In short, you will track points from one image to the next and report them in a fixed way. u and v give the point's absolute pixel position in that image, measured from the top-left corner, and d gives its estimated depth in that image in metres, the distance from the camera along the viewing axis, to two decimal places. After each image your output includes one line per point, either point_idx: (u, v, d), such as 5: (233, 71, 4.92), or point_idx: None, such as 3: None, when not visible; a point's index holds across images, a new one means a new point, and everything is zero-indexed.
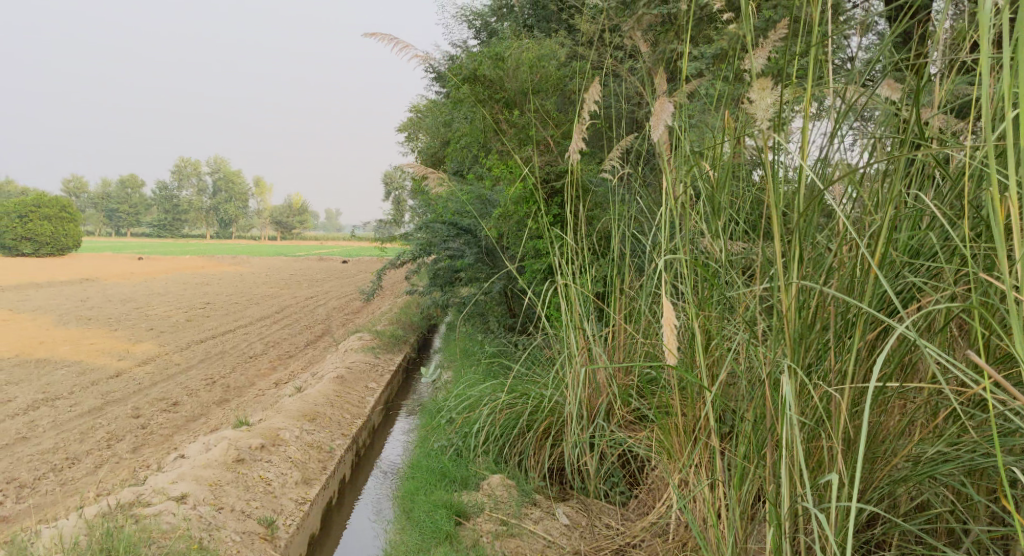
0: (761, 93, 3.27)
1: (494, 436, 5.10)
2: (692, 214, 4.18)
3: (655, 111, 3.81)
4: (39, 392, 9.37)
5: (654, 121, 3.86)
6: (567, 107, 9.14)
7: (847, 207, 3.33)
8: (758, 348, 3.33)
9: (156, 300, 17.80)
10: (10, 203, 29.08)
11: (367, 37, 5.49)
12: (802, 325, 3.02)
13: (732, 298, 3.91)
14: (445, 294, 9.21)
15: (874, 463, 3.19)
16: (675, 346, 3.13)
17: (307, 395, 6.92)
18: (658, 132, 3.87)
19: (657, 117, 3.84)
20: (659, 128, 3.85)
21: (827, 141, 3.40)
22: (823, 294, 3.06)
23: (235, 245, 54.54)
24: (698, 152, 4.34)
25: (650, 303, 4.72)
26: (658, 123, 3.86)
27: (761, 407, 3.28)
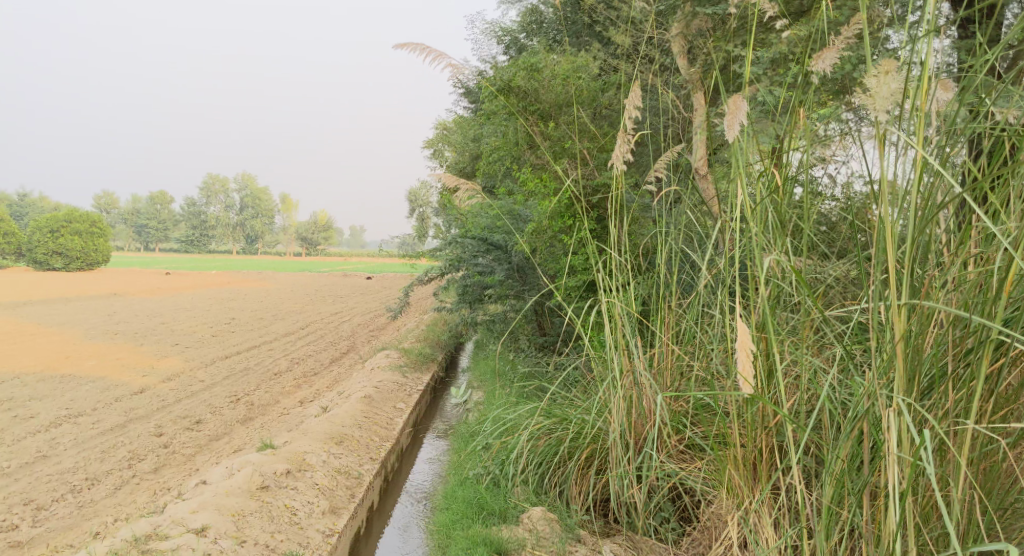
0: (881, 78, 3.02)
1: (533, 464, 4.80)
2: (756, 229, 3.87)
3: (729, 109, 3.63)
4: (62, 408, 9.20)
5: (728, 120, 3.63)
6: (602, 121, 8.89)
7: (953, 223, 3.09)
8: (857, 378, 3.15)
9: (181, 315, 17.68)
10: (43, 218, 29.44)
11: (397, 48, 5.30)
12: (913, 352, 2.92)
13: (802, 320, 3.61)
14: (474, 311, 8.93)
15: (991, 511, 3.07)
16: (751, 372, 2.98)
17: (334, 414, 6.66)
18: (731, 132, 3.62)
19: (732, 115, 3.62)
20: (735, 127, 3.62)
21: (934, 143, 3.18)
22: (937, 317, 2.93)
23: (261, 262, 54.76)
24: (762, 158, 4.04)
25: (702, 324, 4.45)
26: (734, 123, 3.64)
27: (853, 445, 3.17)
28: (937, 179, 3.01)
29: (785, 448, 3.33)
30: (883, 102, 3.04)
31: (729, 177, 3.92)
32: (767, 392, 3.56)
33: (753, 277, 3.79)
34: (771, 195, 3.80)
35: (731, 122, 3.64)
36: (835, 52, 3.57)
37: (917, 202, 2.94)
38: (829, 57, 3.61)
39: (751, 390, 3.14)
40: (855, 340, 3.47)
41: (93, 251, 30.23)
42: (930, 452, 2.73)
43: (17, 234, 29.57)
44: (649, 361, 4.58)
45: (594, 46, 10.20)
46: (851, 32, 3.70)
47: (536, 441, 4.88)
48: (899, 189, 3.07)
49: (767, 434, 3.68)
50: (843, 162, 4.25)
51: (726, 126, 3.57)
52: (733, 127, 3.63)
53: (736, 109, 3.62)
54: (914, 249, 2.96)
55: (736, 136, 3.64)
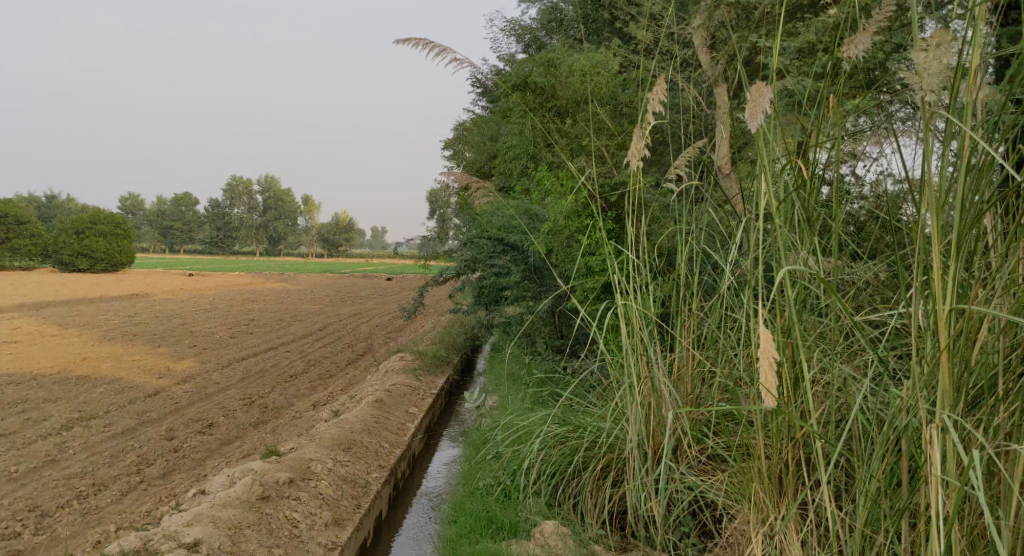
0: (929, 55, 2.78)
1: (546, 474, 4.60)
2: (783, 229, 3.65)
3: (751, 96, 3.37)
4: (75, 411, 9.09)
5: (751, 107, 3.38)
6: (622, 117, 8.64)
7: (1003, 219, 2.86)
8: (895, 390, 2.93)
9: (200, 316, 17.62)
10: (68, 220, 29.60)
11: (402, 42, 5.11)
12: (960, 358, 2.70)
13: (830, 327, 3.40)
14: (490, 313, 8.71)
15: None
16: (773, 383, 2.75)
17: (344, 419, 6.49)
18: (755, 122, 3.40)
19: (754, 103, 3.36)
20: (758, 115, 3.38)
21: (984, 130, 2.94)
22: (985, 319, 2.71)
23: (284, 263, 54.89)
24: (788, 154, 3.81)
25: (723, 329, 4.24)
26: (756, 111, 3.39)
27: (889, 461, 2.95)
28: (990, 167, 2.76)
29: (814, 465, 3.11)
30: (933, 81, 2.79)
31: (755, 173, 3.69)
32: (794, 402, 3.34)
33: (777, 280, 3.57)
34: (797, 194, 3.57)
35: (753, 110, 3.39)
36: (868, 36, 3.31)
37: (968, 192, 2.70)
38: (862, 42, 3.36)
39: (776, 402, 2.91)
40: (891, 350, 3.24)
41: (118, 252, 30.37)
42: (978, 471, 2.52)
43: (43, 236, 29.75)
44: (669, 368, 4.37)
45: (615, 41, 9.95)
46: (888, 13, 3.44)
47: (549, 450, 4.68)
48: (946, 179, 2.83)
49: (794, 446, 3.49)
50: (876, 157, 4.02)
51: (749, 114, 3.34)
52: (755, 116, 3.39)
53: (759, 96, 3.36)
54: (962, 244, 2.72)
55: (759, 125, 3.40)
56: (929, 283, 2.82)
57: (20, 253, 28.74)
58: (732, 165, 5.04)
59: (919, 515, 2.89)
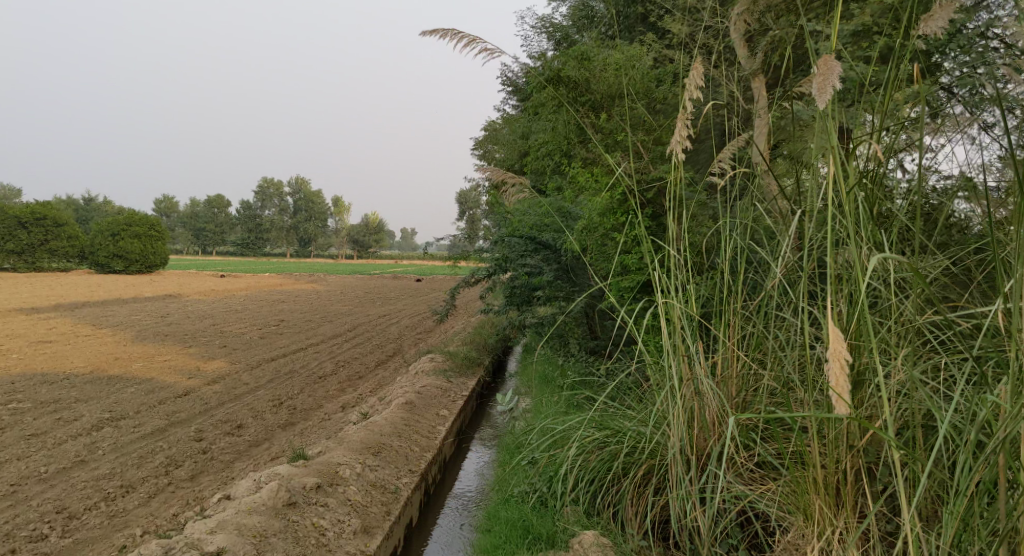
0: None
1: (584, 481, 4.40)
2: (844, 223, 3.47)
3: (819, 71, 3.19)
4: (105, 411, 9.05)
5: (819, 82, 3.18)
6: (658, 112, 8.41)
7: None
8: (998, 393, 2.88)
9: (232, 316, 17.62)
10: (103, 222, 29.85)
11: (429, 33, 4.96)
12: None
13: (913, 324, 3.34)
14: (522, 313, 8.52)
15: None
16: (845, 388, 2.55)
17: (373, 422, 6.34)
18: (823, 96, 3.19)
19: (823, 77, 3.17)
20: (826, 90, 3.17)
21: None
22: None
23: (314, 264, 55.08)
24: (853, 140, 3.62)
25: (774, 330, 4.04)
26: (825, 87, 3.19)
27: (1005, 453, 2.96)
28: None
29: (903, 472, 3.00)
30: None
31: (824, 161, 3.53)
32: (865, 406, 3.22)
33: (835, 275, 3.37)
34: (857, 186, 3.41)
35: (821, 86, 3.20)
36: (948, 10, 3.23)
37: None
38: (940, 19, 3.28)
39: (847, 412, 2.71)
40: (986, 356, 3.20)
41: (152, 254, 30.55)
42: None
43: (79, 238, 30.05)
44: (712, 370, 4.20)
45: (649, 36, 9.74)
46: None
47: (586, 455, 4.48)
48: None
49: (851, 454, 3.29)
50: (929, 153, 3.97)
51: (818, 88, 3.13)
52: (823, 92, 3.19)
53: (827, 70, 3.17)
54: None
55: (828, 102, 3.19)
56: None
57: (57, 255, 28.99)
58: (773, 164, 4.91)
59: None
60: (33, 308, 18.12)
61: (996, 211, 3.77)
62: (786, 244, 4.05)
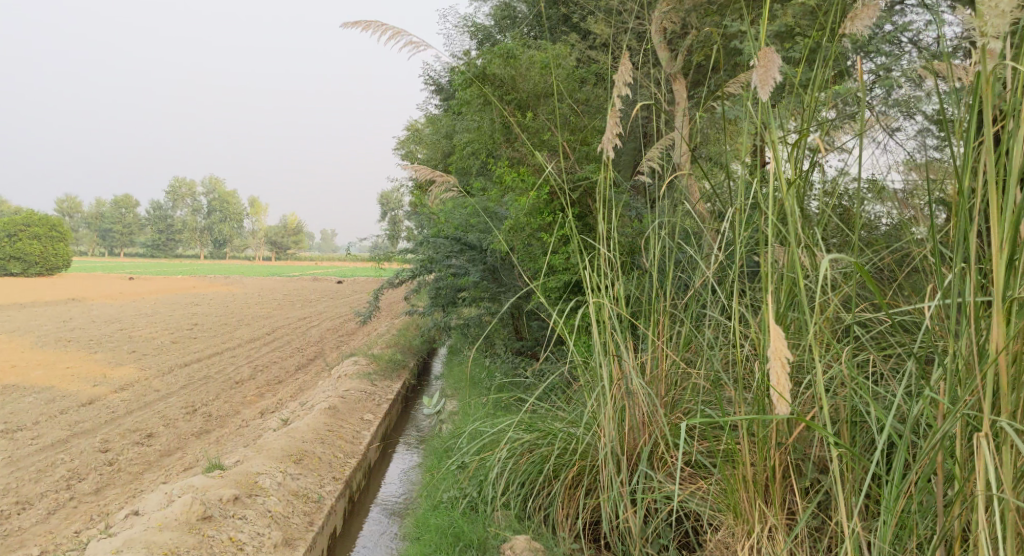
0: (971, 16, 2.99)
1: (515, 485, 4.30)
2: (776, 222, 3.46)
3: (760, 63, 3.13)
4: (2, 422, 8.49)
5: (761, 74, 3.14)
6: (582, 112, 8.40)
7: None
8: (935, 392, 2.91)
9: (142, 320, 16.90)
10: (1, 222, 28.34)
11: (351, 25, 4.78)
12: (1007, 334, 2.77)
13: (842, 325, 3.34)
14: (447, 315, 8.39)
15: None
16: (787, 388, 2.54)
17: (294, 429, 6.10)
18: (766, 88, 3.15)
19: (765, 69, 3.12)
20: (768, 82, 3.13)
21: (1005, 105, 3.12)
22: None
23: (228, 266, 53.59)
24: (786, 139, 3.62)
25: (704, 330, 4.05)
26: (766, 80, 3.15)
27: (942, 452, 2.99)
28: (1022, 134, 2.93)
29: (841, 472, 3.00)
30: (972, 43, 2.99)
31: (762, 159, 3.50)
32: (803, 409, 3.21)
33: (769, 276, 3.37)
34: (791, 183, 3.41)
35: (762, 79, 3.15)
36: (874, 9, 3.27)
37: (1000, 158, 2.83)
38: (866, 18, 3.30)
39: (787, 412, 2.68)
40: (918, 355, 3.24)
41: (54, 255, 29.16)
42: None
43: None
44: (641, 369, 4.17)
45: (573, 36, 9.75)
46: None
47: (516, 458, 4.38)
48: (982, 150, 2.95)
49: (782, 453, 3.30)
50: (846, 153, 4.07)
51: (760, 80, 3.09)
52: (765, 85, 3.15)
53: (768, 62, 3.12)
54: (997, 213, 2.80)
55: (769, 94, 3.15)
56: (972, 266, 2.86)
57: None
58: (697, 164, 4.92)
59: (971, 503, 2.91)
60: None
61: (909, 209, 3.90)
62: (716, 244, 4.05)
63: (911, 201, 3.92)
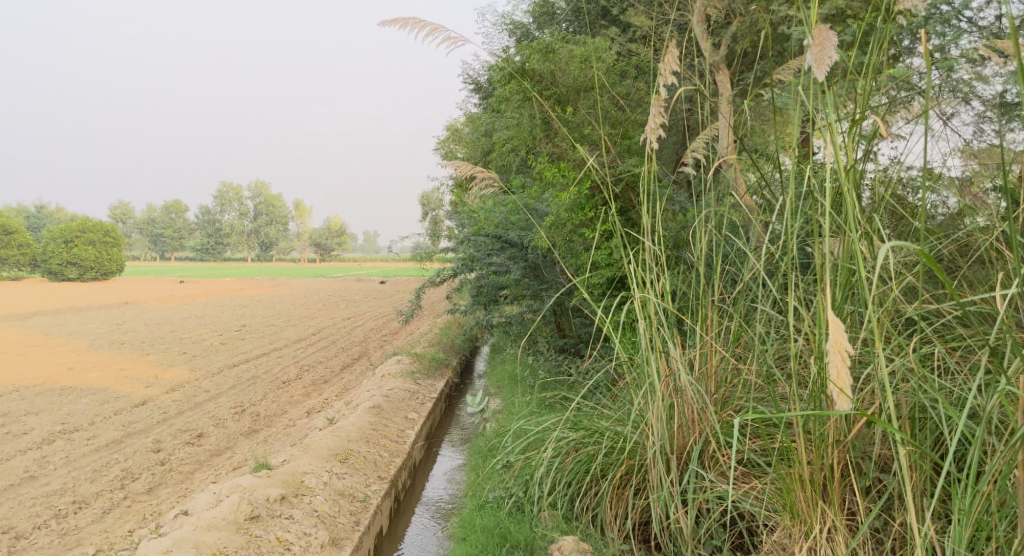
0: None
1: (561, 485, 4.25)
2: (830, 212, 3.35)
3: (816, 41, 3.05)
4: (58, 423, 8.68)
5: (817, 53, 3.04)
6: (623, 105, 8.31)
7: None
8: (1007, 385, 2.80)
9: (191, 323, 17.18)
10: (57, 229, 29.11)
11: (389, 22, 4.77)
12: None
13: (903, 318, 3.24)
14: (489, 313, 8.36)
15: None
16: (848, 386, 2.60)
17: (340, 428, 6.12)
18: (822, 67, 3.04)
19: (820, 48, 3.03)
20: (824, 61, 3.03)
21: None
22: None
23: (274, 268, 54.34)
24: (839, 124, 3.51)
25: (756, 326, 3.98)
26: (822, 59, 3.05)
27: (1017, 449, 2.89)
28: None
29: (910, 471, 2.90)
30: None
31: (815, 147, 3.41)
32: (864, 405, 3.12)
33: (825, 268, 3.28)
34: (846, 170, 3.31)
35: (818, 59, 3.05)
36: None
37: None
38: None
39: (850, 407, 2.64)
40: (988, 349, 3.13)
41: (108, 260, 29.85)
42: None
43: (33, 246, 29.24)
44: (689, 365, 4.09)
45: (612, 30, 9.64)
46: None
47: (563, 457, 4.32)
48: None
49: (841, 450, 3.21)
50: (902, 140, 3.94)
51: (817, 59, 2.99)
52: (821, 65, 3.05)
53: (824, 40, 3.04)
54: None
55: (825, 74, 3.04)
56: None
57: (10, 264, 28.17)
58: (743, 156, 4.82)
59: None
60: None
61: (968, 197, 3.77)
62: (767, 239, 3.97)
63: (970, 189, 3.79)
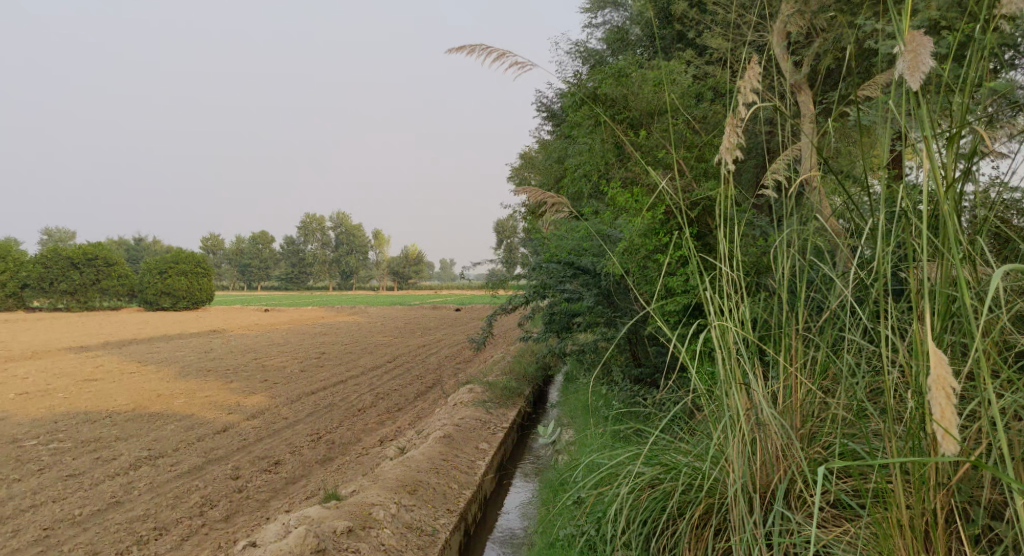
0: None
1: (636, 524, 4.04)
2: (927, 237, 3.16)
3: (909, 47, 2.85)
4: (144, 448, 8.88)
5: (910, 61, 2.86)
6: (700, 128, 8.13)
7: None
8: None
9: (273, 350, 17.53)
10: (153, 260, 30.31)
11: (457, 49, 4.75)
12: None
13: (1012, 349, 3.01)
14: (562, 341, 8.19)
15: None
16: (954, 428, 2.47)
17: (410, 458, 6.06)
18: (916, 76, 2.86)
19: (914, 55, 2.84)
20: (918, 71, 2.85)
21: None
22: None
23: (355, 296, 55.29)
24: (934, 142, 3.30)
25: (845, 358, 3.81)
26: (915, 67, 2.87)
27: None
28: None
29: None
30: None
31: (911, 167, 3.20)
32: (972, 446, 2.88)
33: (924, 296, 3.07)
34: (945, 191, 3.11)
35: (912, 67, 2.87)
36: None
37: None
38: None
39: (958, 449, 2.51)
40: None
41: (199, 290, 30.84)
42: None
43: (129, 276, 30.47)
44: (773, 398, 3.99)
45: (687, 52, 9.46)
46: None
47: (638, 493, 4.14)
48: None
49: (944, 495, 2.98)
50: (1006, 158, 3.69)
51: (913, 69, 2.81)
52: (915, 73, 2.86)
53: (917, 46, 2.85)
54: None
55: (920, 84, 2.86)
56: None
57: (108, 294, 29.38)
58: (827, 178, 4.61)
59: None
60: (82, 347, 18.24)
61: None
62: (855, 267, 3.80)
63: None
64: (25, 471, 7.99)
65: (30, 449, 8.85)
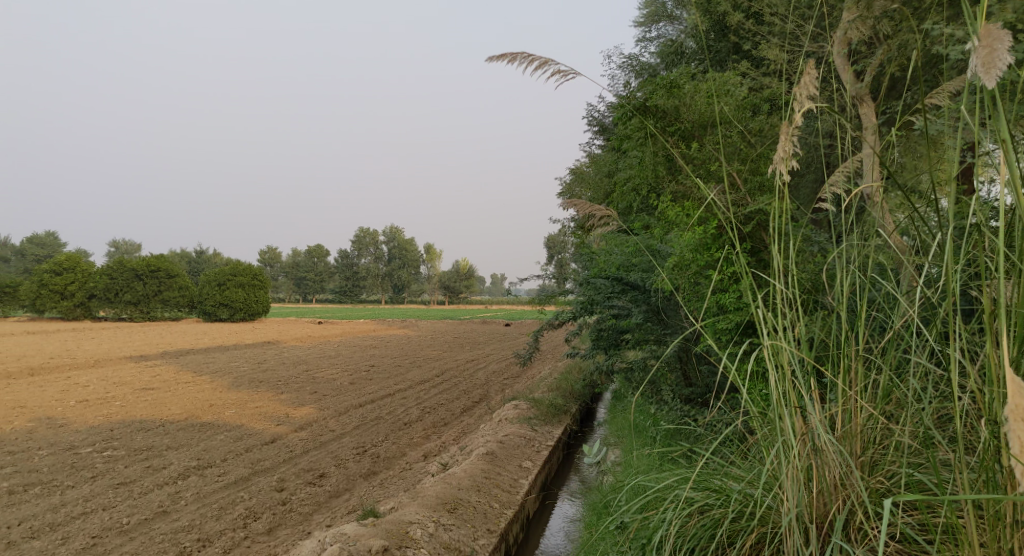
0: None
1: (683, 552, 3.87)
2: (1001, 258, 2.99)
3: (982, 43, 2.77)
4: (193, 458, 8.92)
5: (985, 58, 2.77)
6: (752, 141, 7.92)
7: None
8: None
9: (325, 363, 17.61)
10: (212, 272, 30.89)
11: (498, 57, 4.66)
12: None
13: None
14: (610, 358, 7.99)
15: None
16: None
17: (452, 475, 5.94)
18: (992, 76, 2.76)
19: (988, 52, 2.76)
20: (994, 68, 2.75)
21: None
22: None
23: (407, 310, 55.58)
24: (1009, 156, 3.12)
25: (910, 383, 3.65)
26: (991, 66, 2.77)
27: None
28: None
29: None
30: None
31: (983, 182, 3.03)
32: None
33: (998, 321, 2.91)
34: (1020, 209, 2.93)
35: (987, 64, 2.77)
36: None
37: None
38: None
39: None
40: None
41: (256, 302, 31.27)
42: None
43: (189, 288, 31.07)
44: (830, 423, 3.86)
45: (743, 63, 9.23)
46: None
47: (685, 520, 3.97)
48: None
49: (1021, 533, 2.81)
50: None
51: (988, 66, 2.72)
52: (990, 71, 2.76)
53: (992, 42, 2.76)
54: None
55: (996, 82, 2.76)
56: None
57: (169, 305, 29.99)
58: (888, 192, 4.43)
59: None
60: (141, 356, 18.57)
61: None
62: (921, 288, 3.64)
63: None
64: (77, 478, 8.08)
65: (84, 456, 8.97)
